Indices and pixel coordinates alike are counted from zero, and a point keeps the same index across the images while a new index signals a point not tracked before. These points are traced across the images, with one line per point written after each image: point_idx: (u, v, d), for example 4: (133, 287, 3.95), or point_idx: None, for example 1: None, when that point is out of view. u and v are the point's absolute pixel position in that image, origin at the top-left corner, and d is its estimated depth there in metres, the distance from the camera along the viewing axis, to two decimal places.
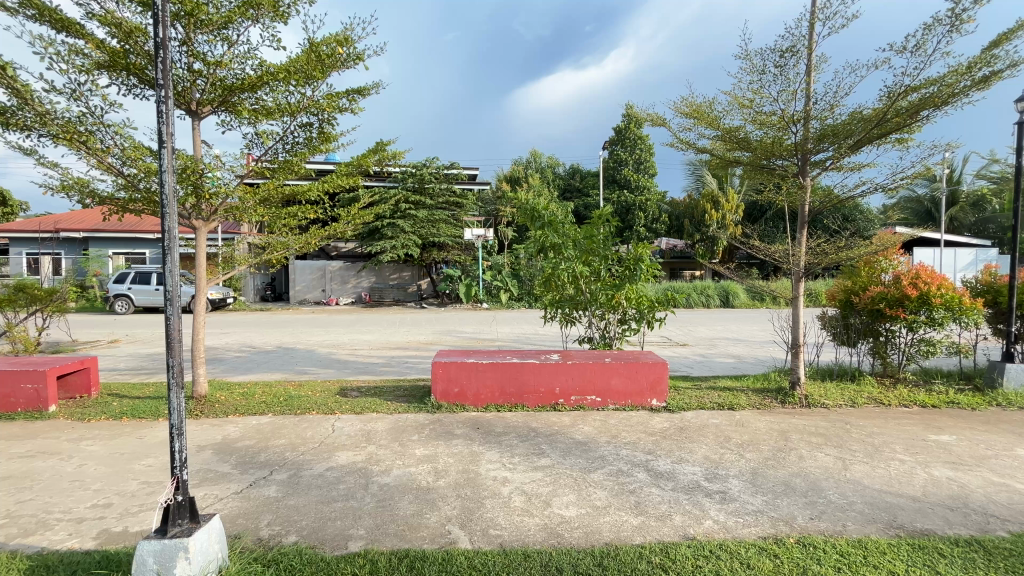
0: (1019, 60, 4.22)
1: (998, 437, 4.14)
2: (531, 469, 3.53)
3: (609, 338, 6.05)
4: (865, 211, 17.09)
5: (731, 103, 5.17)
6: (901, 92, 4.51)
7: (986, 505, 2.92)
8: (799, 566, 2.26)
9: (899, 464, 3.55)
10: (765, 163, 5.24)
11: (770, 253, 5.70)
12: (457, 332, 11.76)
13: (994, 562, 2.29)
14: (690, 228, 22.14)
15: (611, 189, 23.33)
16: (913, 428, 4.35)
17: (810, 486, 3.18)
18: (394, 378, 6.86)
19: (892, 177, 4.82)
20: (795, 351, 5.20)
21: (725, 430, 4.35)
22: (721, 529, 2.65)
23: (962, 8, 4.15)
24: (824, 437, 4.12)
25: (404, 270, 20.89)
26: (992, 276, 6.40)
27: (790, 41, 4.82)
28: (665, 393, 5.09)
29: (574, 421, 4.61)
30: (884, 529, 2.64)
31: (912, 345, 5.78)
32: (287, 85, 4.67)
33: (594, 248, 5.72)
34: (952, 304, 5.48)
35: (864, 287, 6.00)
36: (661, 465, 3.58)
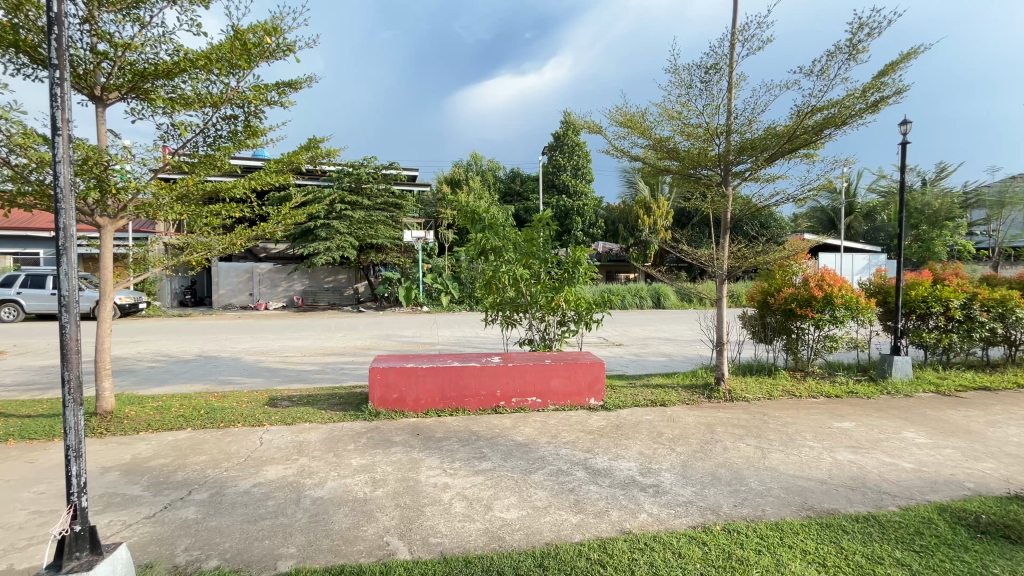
0: (903, 89, 4.78)
1: (888, 422, 4.66)
2: (472, 473, 3.50)
3: (549, 339, 6.16)
4: (778, 219, 18.68)
5: (662, 114, 5.45)
6: (807, 111, 4.95)
7: (880, 483, 3.27)
8: (725, 552, 2.40)
9: (808, 451, 3.88)
10: (692, 173, 5.57)
11: (697, 257, 6.07)
12: (396, 336, 11.45)
13: (888, 535, 2.56)
14: (625, 233, 23.08)
15: (550, 194, 23.82)
16: (820, 417, 4.79)
17: (732, 475, 3.41)
18: (329, 385, 6.56)
19: (801, 189, 5.29)
20: (719, 349, 5.55)
21: (658, 426, 4.55)
22: (654, 521, 2.77)
23: (857, 39, 4.64)
24: (745, 429, 4.44)
25: (340, 272, 20.07)
26: (882, 279, 7.20)
27: (714, 59, 5.17)
28: (602, 392, 5.26)
29: (515, 423, 4.63)
30: (797, 511, 2.87)
31: (819, 341, 6.36)
32: (208, 74, 4.34)
33: (534, 251, 5.80)
34: (852, 304, 6.10)
35: (778, 289, 6.52)
36: (599, 462, 3.68)
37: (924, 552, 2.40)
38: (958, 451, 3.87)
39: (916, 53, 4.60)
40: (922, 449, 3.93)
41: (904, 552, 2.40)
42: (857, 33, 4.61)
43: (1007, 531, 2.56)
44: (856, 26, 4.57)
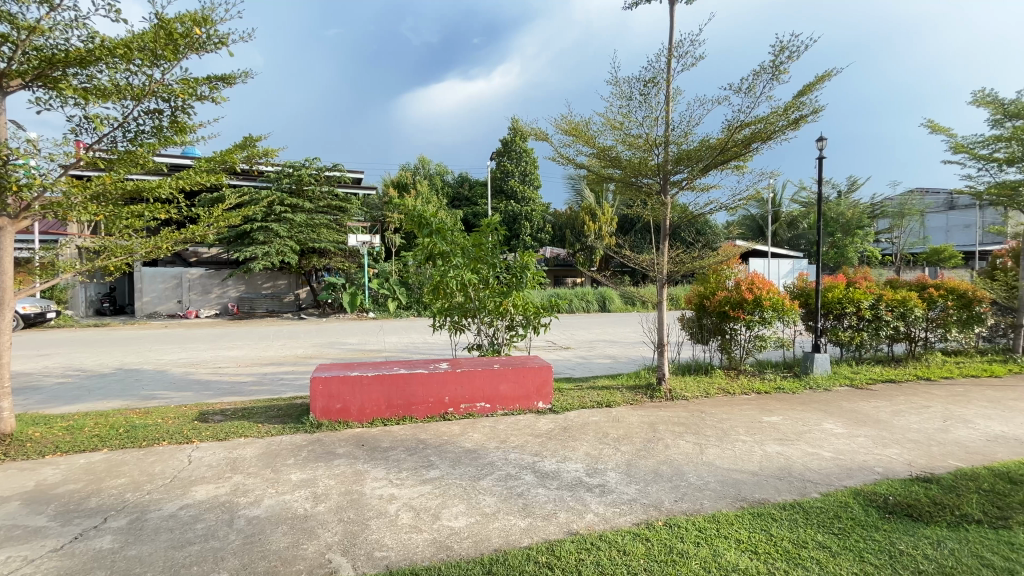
0: (819, 108, 5.21)
1: (811, 414, 5.04)
2: (419, 483, 3.43)
3: (497, 344, 6.17)
4: (713, 227, 19.81)
5: (604, 124, 5.64)
6: (737, 126, 5.27)
7: (804, 472, 3.52)
8: (666, 546, 2.49)
9: (742, 445, 4.12)
10: (633, 181, 5.78)
11: (640, 262, 6.30)
12: (340, 344, 11.05)
13: (811, 520, 2.75)
14: (572, 238, 23.61)
15: (498, 199, 23.92)
16: (752, 412, 5.11)
17: (674, 471, 3.55)
18: (266, 397, 6.21)
19: (733, 198, 5.64)
20: (660, 350, 5.77)
21: (604, 426, 4.67)
22: (601, 521, 2.83)
23: (779, 61, 5.02)
24: (684, 426, 4.64)
25: (279, 278, 19.16)
26: (805, 282, 7.80)
27: (652, 73, 5.41)
28: (550, 395, 5.33)
29: (463, 430, 4.59)
30: (731, 503, 3.04)
31: (750, 341, 6.78)
32: (128, 63, 4.00)
33: (482, 256, 5.79)
34: (778, 306, 6.55)
35: (713, 292, 6.89)
36: (547, 465, 3.72)
37: (841, 534, 2.61)
38: (869, 439, 4.25)
39: (829, 76, 5.03)
40: (839, 438, 4.29)
41: (826, 535, 2.59)
42: (778, 55, 4.98)
43: (910, 510, 2.83)
44: (777, 49, 4.94)
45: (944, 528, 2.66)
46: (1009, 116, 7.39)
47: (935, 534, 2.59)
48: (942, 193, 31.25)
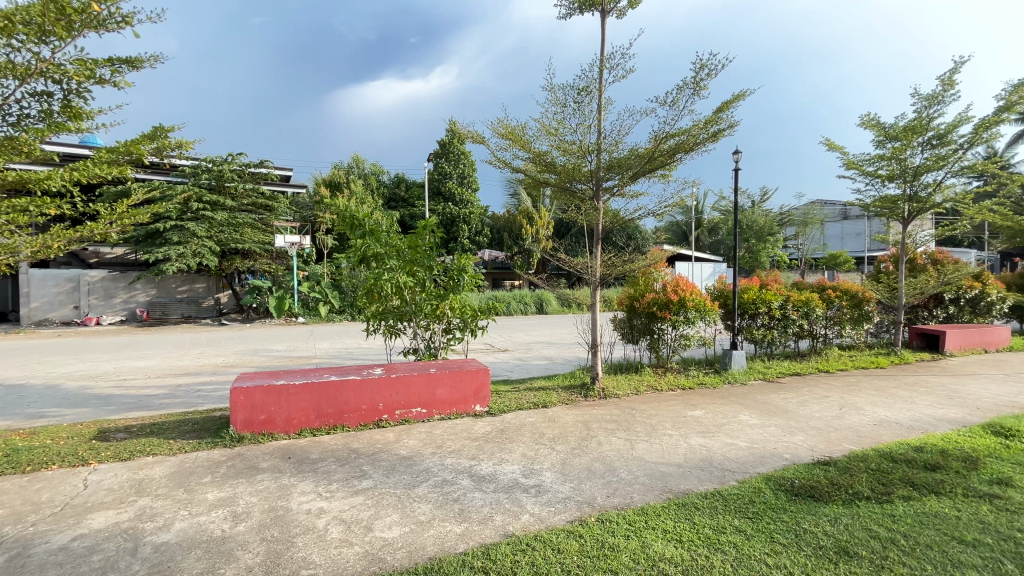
0: (734, 123, 5.62)
1: (729, 407, 5.42)
2: (350, 494, 3.29)
3: (434, 347, 6.08)
4: (643, 232, 20.82)
5: (540, 130, 5.75)
6: (663, 136, 5.55)
7: (724, 462, 3.77)
8: (599, 542, 2.56)
9: (668, 439, 4.34)
10: (568, 186, 5.93)
11: (574, 265, 6.46)
12: (267, 350, 10.39)
13: (729, 507, 2.94)
14: (510, 241, 23.83)
15: (436, 201, 23.62)
16: (678, 408, 5.41)
17: (606, 468, 3.66)
18: (180, 410, 5.69)
19: (659, 205, 5.95)
20: (594, 350, 5.94)
21: (540, 427, 4.73)
22: (536, 521, 2.86)
23: (700, 78, 5.37)
24: (616, 423, 4.82)
25: (196, 280, 17.64)
26: (723, 284, 8.40)
27: (586, 82, 5.59)
28: (487, 398, 5.33)
29: (398, 437, 4.47)
30: (659, 495, 3.18)
31: (676, 340, 7.18)
32: (9, 36, 3.51)
33: (419, 258, 5.66)
34: (701, 306, 6.99)
35: (642, 294, 7.23)
36: (483, 468, 3.71)
37: (755, 517, 2.82)
38: (779, 428, 4.64)
39: (743, 94, 5.45)
40: (753, 429, 4.64)
41: (742, 520, 2.79)
42: (699, 72, 5.32)
43: (812, 492, 3.12)
44: (698, 66, 5.28)
45: (840, 505, 2.95)
46: (889, 138, 8.38)
47: (833, 512, 2.86)
48: (838, 205, 34.94)
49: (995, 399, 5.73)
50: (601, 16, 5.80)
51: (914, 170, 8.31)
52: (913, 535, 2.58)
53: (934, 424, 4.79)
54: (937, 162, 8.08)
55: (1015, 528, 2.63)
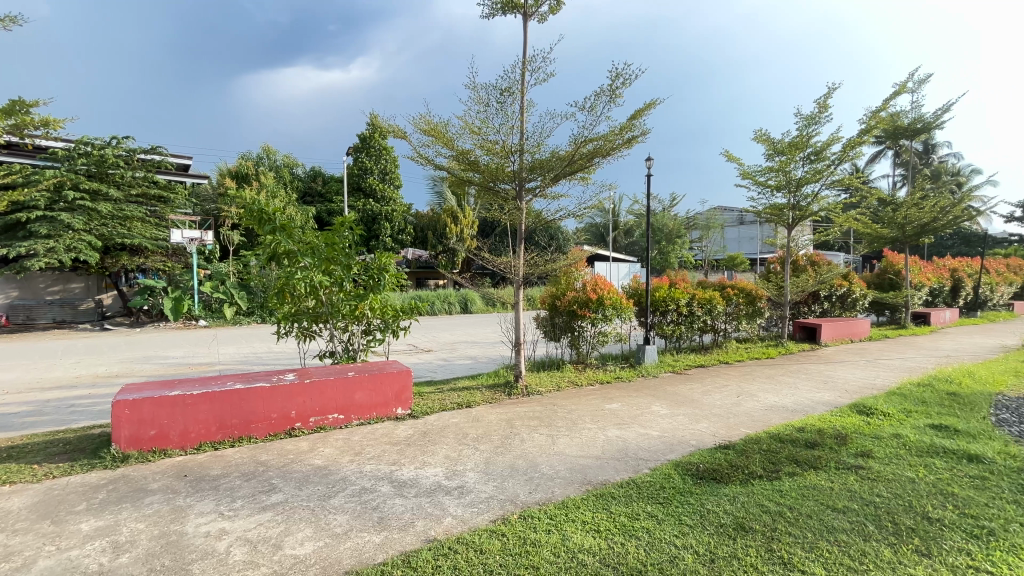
0: (646, 131, 5.95)
1: (643, 399, 5.75)
2: (257, 511, 3.03)
3: (353, 350, 5.83)
4: (565, 233, 21.53)
5: (463, 128, 5.71)
6: (583, 140, 5.72)
7: (638, 452, 3.98)
8: (521, 539, 2.59)
9: (587, 432, 4.50)
10: (492, 186, 5.94)
11: (497, 264, 6.49)
12: (160, 357, 9.31)
13: (643, 495, 3.10)
14: (434, 240, 23.48)
15: (356, 197, 22.65)
16: (597, 402, 5.64)
17: (528, 465, 3.71)
18: (47, 430, 4.91)
19: (579, 206, 6.16)
20: (517, 349, 5.99)
21: (463, 427, 4.69)
22: (458, 523, 2.82)
23: (616, 86, 5.62)
24: (538, 420, 4.91)
25: (72, 280, 15.51)
26: (638, 283, 8.89)
27: (508, 83, 5.63)
28: (409, 400, 5.19)
29: (313, 446, 4.20)
30: (578, 487, 3.29)
31: (595, 337, 7.48)
32: None
33: (336, 256, 5.32)
34: (618, 304, 7.34)
35: (563, 293, 7.44)
36: (405, 473, 3.59)
37: (665, 502, 3.00)
38: (686, 417, 5.00)
39: (654, 104, 5.79)
40: (664, 418, 4.97)
41: (653, 505, 2.96)
42: (615, 81, 5.57)
43: (714, 474, 3.39)
44: (614, 75, 5.53)
45: (737, 485, 3.24)
46: (777, 152, 9.37)
47: (732, 492, 3.13)
48: (735, 211, 38.55)
49: (859, 383, 6.62)
50: (523, 18, 5.87)
51: (796, 181, 9.36)
52: (797, 507, 2.89)
53: (813, 407, 5.43)
54: (814, 175, 9.18)
55: (874, 494, 3.05)
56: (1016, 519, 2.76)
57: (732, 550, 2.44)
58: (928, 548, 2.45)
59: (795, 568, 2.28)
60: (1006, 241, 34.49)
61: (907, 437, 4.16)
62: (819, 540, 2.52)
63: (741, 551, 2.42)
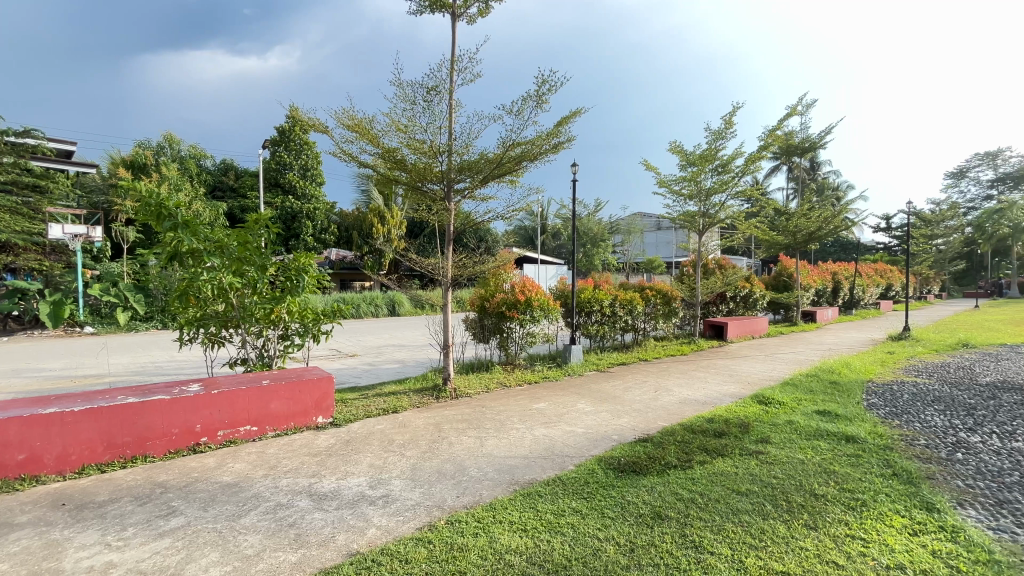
0: (571, 138, 6.14)
1: (569, 397, 5.93)
2: (152, 539, 2.72)
3: (268, 357, 5.44)
4: (495, 235, 21.71)
5: (389, 125, 5.54)
6: (510, 144, 5.77)
7: (564, 448, 4.08)
8: (448, 544, 2.55)
9: (515, 433, 4.54)
10: (419, 186, 5.84)
11: (425, 266, 6.39)
12: (34, 370, 8.09)
13: (568, 491, 3.18)
14: (359, 240, 22.61)
15: (273, 193, 21.25)
16: (525, 401, 5.73)
17: (456, 468, 3.67)
18: None
19: (507, 209, 6.21)
20: (445, 351, 5.90)
21: (389, 434, 4.55)
22: (383, 533, 2.73)
23: (542, 92, 5.74)
24: (466, 422, 4.89)
25: None
26: (564, 285, 9.15)
27: (435, 81, 5.56)
28: (330, 408, 4.94)
29: (221, 461, 3.86)
30: (506, 488, 3.31)
31: (523, 338, 7.59)
32: None
33: (248, 256, 4.88)
34: (545, 306, 7.50)
35: (492, 294, 7.47)
36: (325, 485, 3.41)
37: (589, 497, 3.10)
38: (609, 413, 5.23)
39: (579, 112, 5.98)
40: (588, 415, 5.15)
41: (578, 501, 3.05)
42: (541, 87, 5.68)
43: (634, 467, 3.56)
44: (540, 81, 5.64)
45: (655, 475, 3.43)
46: (689, 163, 10.09)
47: (650, 482, 3.31)
48: (653, 217, 41.05)
49: (760, 375, 7.29)
50: (451, 18, 5.84)
51: (706, 191, 10.14)
52: (706, 492, 3.12)
53: (720, 399, 5.90)
54: (721, 186, 9.99)
55: (772, 475, 3.38)
56: (882, 490, 3.18)
57: (650, 538, 2.57)
58: (815, 522, 2.74)
59: (705, 550, 2.45)
60: (874, 248, 39.81)
61: (798, 423, 4.65)
62: (726, 523, 2.73)
63: (658, 539, 2.56)
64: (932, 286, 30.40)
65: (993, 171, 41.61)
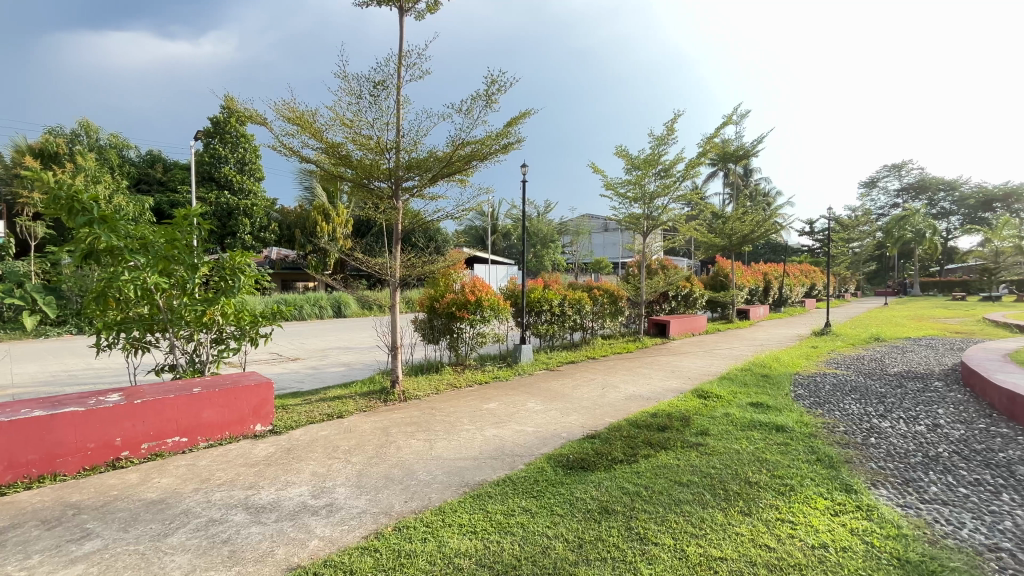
0: (520, 139, 6.17)
1: (519, 396, 5.96)
2: (62, 566, 2.46)
3: (200, 362, 5.14)
4: (445, 235, 21.50)
5: (333, 119, 5.34)
6: (460, 142, 5.71)
7: (514, 448, 4.10)
8: (396, 552, 2.48)
9: (465, 434, 4.51)
10: (366, 183, 5.67)
11: (372, 265, 6.22)
12: None
13: (518, 491, 3.19)
14: (302, 239, 21.65)
15: (206, 187, 19.94)
16: (475, 402, 5.70)
17: (404, 473, 3.59)
18: None
19: (457, 208, 6.15)
20: (393, 353, 5.76)
21: (333, 440, 4.38)
22: (326, 544, 2.61)
23: (491, 91, 5.73)
24: (415, 425, 4.79)
25: None
26: (514, 285, 9.19)
27: (382, 76, 5.41)
28: (269, 415, 4.68)
29: (146, 477, 3.56)
30: (456, 490, 3.27)
31: (473, 338, 7.54)
32: None
33: (176, 254, 4.54)
34: (495, 306, 7.50)
35: (441, 295, 7.38)
36: (263, 497, 3.23)
37: (538, 495, 3.13)
38: (559, 411, 5.30)
39: (528, 113, 6.02)
40: (538, 414, 5.19)
41: (527, 500, 3.07)
42: (490, 86, 5.67)
43: (582, 463, 3.63)
44: (489, 81, 5.63)
45: (602, 471, 3.51)
46: (634, 167, 10.44)
47: (597, 478, 3.38)
48: (600, 219, 42.19)
49: (700, 371, 7.66)
50: (399, 12, 5.71)
51: (650, 195, 10.53)
52: (650, 485, 3.23)
53: (664, 394, 6.13)
54: (663, 190, 10.41)
55: (711, 466, 3.55)
56: (808, 475, 3.43)
57: (597, 533, 2.63)
58: (749, 508, 2.91)
59: (649, 542, 2.53)
60: (799, 250, 42.98)
61: (734, 415, 4.92)
62: (669, 514, 2.84)
63: (605, 533, 2.62)
64: (850, 285, 33.21)
65: (899, 181, 46.13)
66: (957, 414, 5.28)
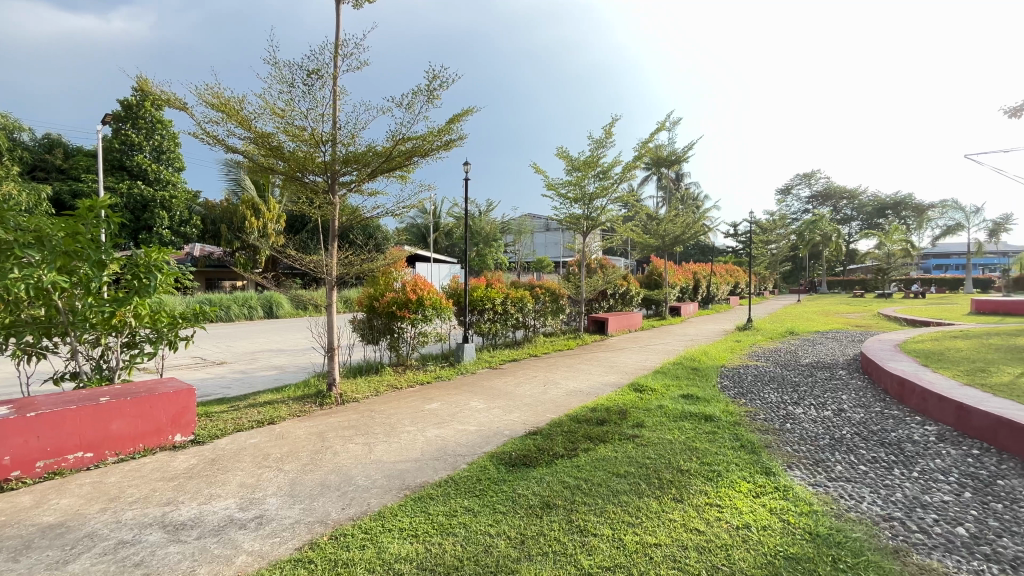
0: (462, 136, 6.11)
1: (462, 396, 5.91)
2: None
3: (108, 369, 4.64)
4: (385, 232, 20.94)
5: (263, 108, 5.03)
6: (400, 138, 5.56)
7: (456, 448, 4.06)
8: (332, 562, 2.38)
9: (406, 436, 4.41)
10: (299, 176, 5.39)
11: (306, 263, 5.92)
12: None
13: (460, 491, 3.16)
14: (228, 234, 20.22)
15: (116, 177, 18.11)
16: (417, 403, 5.59)
17: (341, 479, 3.45)
18: None
19: (397, 205, 6.00)
20: (329, 355, 5.52)
21: (263, 448, 4.13)
22: (255, 559, 2.46)
23: (432, 87, 5.63)
24: (352, 429, 4.62)
25: None
26: (456, 284, 9.12)
27: (317, 64, 5.16)
28: (190, 425, 4.33)
29: (42, 499, 3.17)
30: (396, 494, 3.19)
31: (415, 338, 7.39)
32: None
33: (79, 248, 4.04)
34: (437, 304, 7.39)
35: (382, 294, 7.18)
36: (183, 513, 2.98)
37: (480, 494, 3.12)
38: (501, 409, 5.32)
39: (469, 111, 5.97)
40: (480, 413, 5.18)
41: (470, 499, 3.05)
42: (432, 82, 5.58)
43: (524, 460, 3.67)
44: (431, 76, 5.53)
45: (543, 466, 3.56)
46: (574, 168, 10.68)
47: (539, 473, 3.43)
48: (542, 219, 42.86)
49: (636, 366, 7.98)
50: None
51: (589, 195, 10.82)
52: (590, 478, 3.32)
53: (603, 389, 6.33)
54: (602, 191, 10.73)
55: (647, 456, 3.71)
56: (733, 460, 3.67)
57: (539, 528, 2.67)
58: (681, 495, 3.07)
59: (589, 534, 2.61)
60: (725, 251, 45.98)
61: (667, 407, 5.17)
62: (607, 505, 2.93)
63: (547, 528, 2.67)
64: (769, 284, 35.98)
65: (809, 189, 50.53)
66: (858, 399, 5.86)
